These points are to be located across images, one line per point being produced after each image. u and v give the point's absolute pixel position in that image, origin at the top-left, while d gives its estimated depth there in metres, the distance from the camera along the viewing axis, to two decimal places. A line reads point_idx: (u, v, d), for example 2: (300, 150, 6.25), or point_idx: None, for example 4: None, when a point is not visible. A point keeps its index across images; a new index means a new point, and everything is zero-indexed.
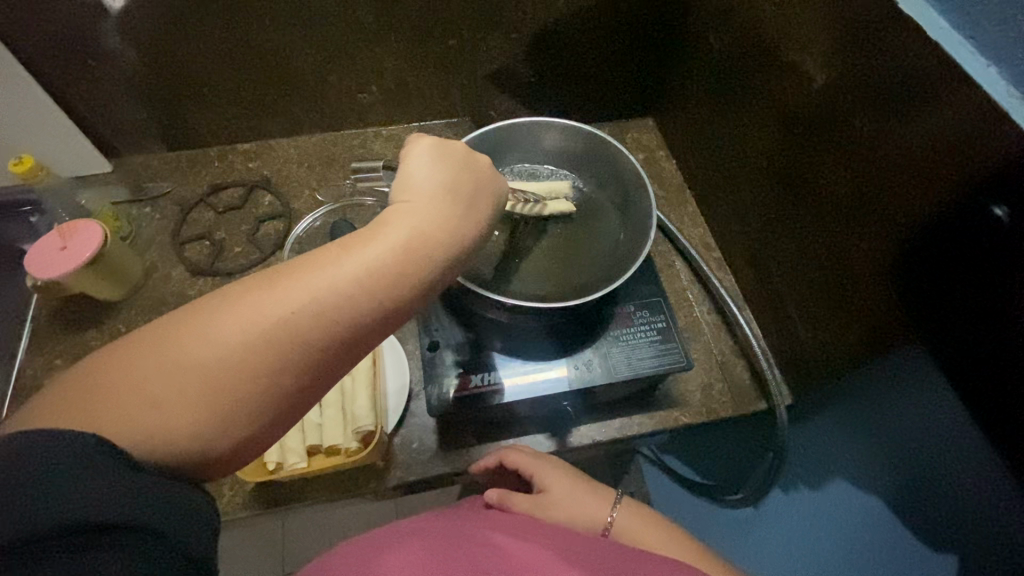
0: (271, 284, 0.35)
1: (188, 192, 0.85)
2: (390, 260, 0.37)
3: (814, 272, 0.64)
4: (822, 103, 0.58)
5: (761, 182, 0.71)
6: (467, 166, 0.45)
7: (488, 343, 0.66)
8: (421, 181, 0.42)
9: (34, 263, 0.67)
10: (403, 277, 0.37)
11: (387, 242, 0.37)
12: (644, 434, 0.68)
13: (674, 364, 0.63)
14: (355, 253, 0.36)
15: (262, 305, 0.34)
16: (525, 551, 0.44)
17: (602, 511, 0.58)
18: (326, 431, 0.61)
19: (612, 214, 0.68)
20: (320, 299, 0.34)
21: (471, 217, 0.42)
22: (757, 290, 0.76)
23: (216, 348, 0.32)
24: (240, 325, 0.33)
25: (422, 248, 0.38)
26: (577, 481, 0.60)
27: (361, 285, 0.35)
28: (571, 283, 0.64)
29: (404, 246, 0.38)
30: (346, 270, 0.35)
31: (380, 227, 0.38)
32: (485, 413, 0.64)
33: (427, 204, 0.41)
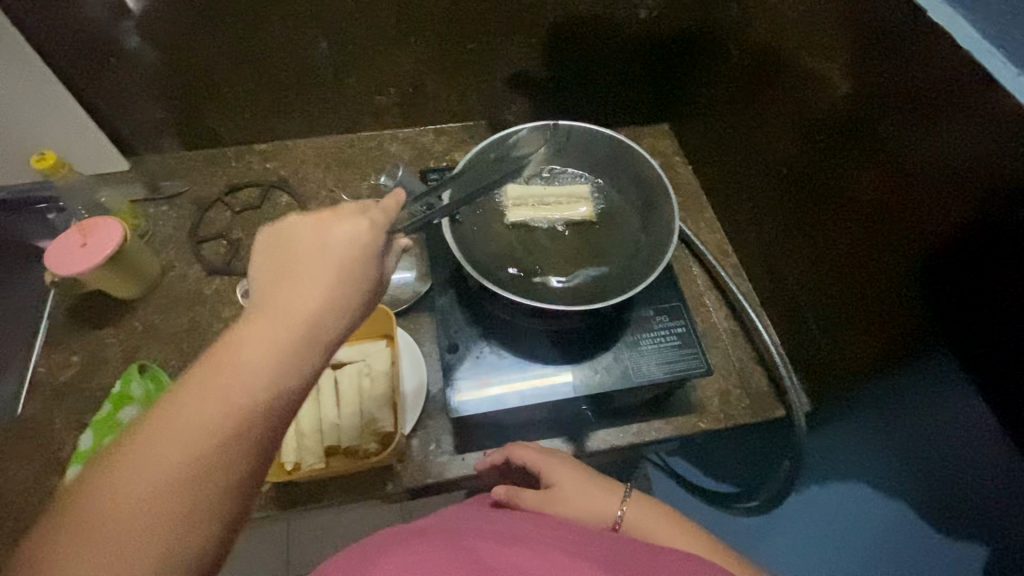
0: (160, 420, 0.31)
1: (205, 191, 0.85)
2: (285, 338, 0.35)
3: (834, 280, 0.64)
4: (845, 111, 0.58)
5: (781, 189, 0.71)
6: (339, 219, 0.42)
7: (506, 346, 0.66)
8: (302, 236, 0.41)
9: (53, 260, 0.66)
10: (300, 347, 0.36)
11: (267, 317, 0.36)
12: (661, 439, 0.68)
13: (693, 369, 0.63)
14: (242, 351, 0.34)
15: (170, 433, 0.31)
16: (526, 553, 0.42)
17: (612, 504, 0.57)
18: (344, 432, 0.62)
19: (632, 217, 0.67)
20: (218, 413, 0.32)
21: (362, 260, 0.41)
22: (775, 295, 0.76)
23: (140, 485, 0.29)
24: (156, 461, 0.30)
25: (309, 308, 0.38)
26: (586, 477, 0.59)
27: (262, 379, 0.34)
28: (592, 287, 0.64)
29: (289, 319, 0.36)
30: (239, 374, 0.33)
31: (263, 314, 0.36)
32: (503, 415, 0.64)
33: (313, 262, 0.40)
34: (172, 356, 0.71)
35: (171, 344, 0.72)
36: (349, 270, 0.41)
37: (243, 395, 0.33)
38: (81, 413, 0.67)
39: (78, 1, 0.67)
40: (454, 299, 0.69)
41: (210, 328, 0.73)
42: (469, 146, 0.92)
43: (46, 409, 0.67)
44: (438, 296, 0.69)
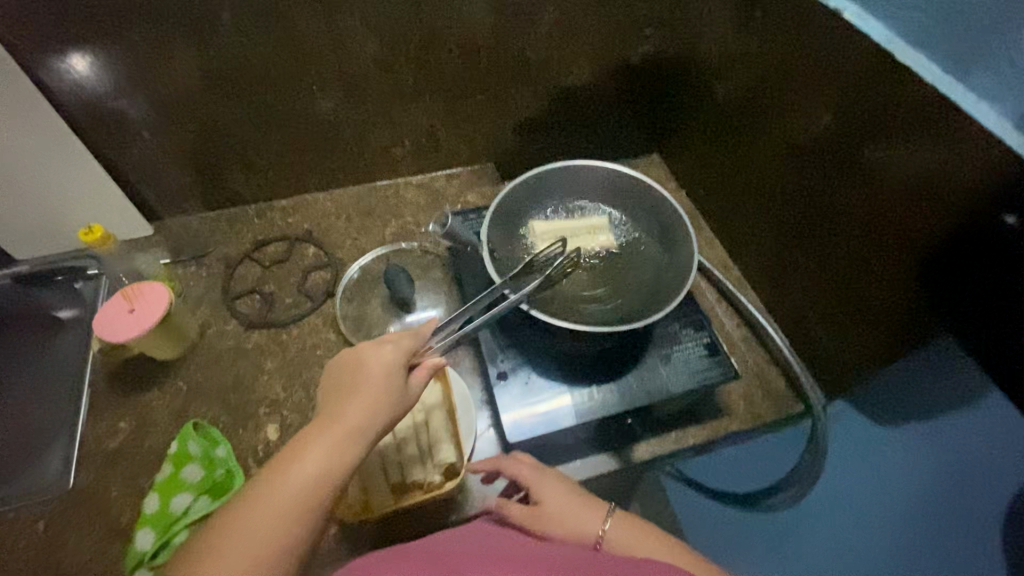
0: (236, 516, 0.43)
1: (233, 248, 0.88)
2: (333, 443, 0.47)
3: (833, 287, 0.72)
4: (829, 142, 0.67)
5: (776, 208, 0.79)
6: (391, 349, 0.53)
7: (550, 369, 0.70)
8: (363, 358, 0.53)
9: (100, 325, 0.68)
10: (339, 455, 0.47)
11: (321, 431, 0.47)
12: (698, 444, 0.73)
13: (723, 376, 0.69)
14: (295, 462, 0.45)
15: (242, 526, 0.42)
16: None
17: (594, 523, 0.57)
18: (408, 468, 0.65)
19: (653, 244, 0.73)
20: (276, 512, 0.43)
21: (396, 382, 0.52)
22: (780, 301, 0.83)
23: (220, 564, 0.41)
24: (233, 546, 0.42)
25: (350, 423, 0.48)
26: (572, 493, 0.60)
27: (315, 480, 0.45)
28: (624, 308, 0.69)
29: (333, 435, 0.47)
30: (299, 477, 0.45)
31: (326, 422, 0.48)
32: (554, 436, 0.68)
33: (360, 381, 0.51)
34: (220, 413, 0.72)
35: (217, 401, 0.73)
36: (389, 391, 0.51)
37: (300, 482, 0.44)
38: (135, 478, 0.68)
39: (115, 82, 0.72)
40: (495, 330, 0.72)
41: (255, 381, 0.75)
42: (480, 187, 0.98)
43: (100, 478, 0.68)
44: (478, 330, 0.73)
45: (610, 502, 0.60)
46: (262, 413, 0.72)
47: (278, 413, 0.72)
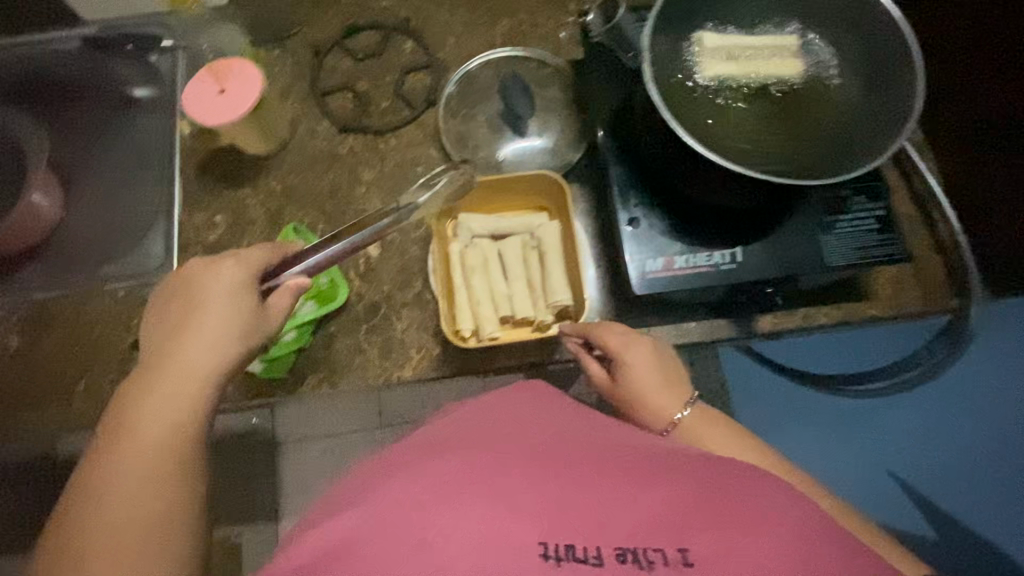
0: (94, 489, 0.41)
1: (319, 33, 0.75)
2: (176, 384, 0.45)
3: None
4: None
5: (1022, 67, 0.58)
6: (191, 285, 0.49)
7: (692, 221, 0.60)
8: (175, 292, 0.49)
9: (191, 106, 0.61)
10: (190, 392, 0.45)
11: (157, 382, 0.45)
12: (828, 324, 0.66)
13: (889, 256, 0.59)
14: (143, 420, 0.43)
15: (107, 503, 0.40)
16: (567, 484, 0.36)
17: (670, 407, 0.53)
18: (518, 304, 0.62)
19: (851, 80, 0.56)
20: (136, 478, 0.41)
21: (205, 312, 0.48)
22: (968, 175, 0.68)
23: (93, 545, 0.39)
24: (102, 522, 0.40)
25: (196, 359, 0.46)
26: (661, 370, 0.55)
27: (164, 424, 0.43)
28: (804, 157, 0.55)
29: (180, 375, 0.45)
30: (146, 427, 0.43)
31: (161, 371, 0.45)
32: (676, 295, 0.61)
33: (186, 319, 0.48)
34: (318, 220, 0.68)
35: (314, 207, 0.68)
36: (222, 320, 0.48)
37: (151, 428, 0.43)
38: None
39: None
40: (629, 168, 0.61)
41: (353, 192, 0.69)
42: None
43: None
44: (609, 165, 0.62)
45: (695, 391, 0.56)
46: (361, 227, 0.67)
47: None
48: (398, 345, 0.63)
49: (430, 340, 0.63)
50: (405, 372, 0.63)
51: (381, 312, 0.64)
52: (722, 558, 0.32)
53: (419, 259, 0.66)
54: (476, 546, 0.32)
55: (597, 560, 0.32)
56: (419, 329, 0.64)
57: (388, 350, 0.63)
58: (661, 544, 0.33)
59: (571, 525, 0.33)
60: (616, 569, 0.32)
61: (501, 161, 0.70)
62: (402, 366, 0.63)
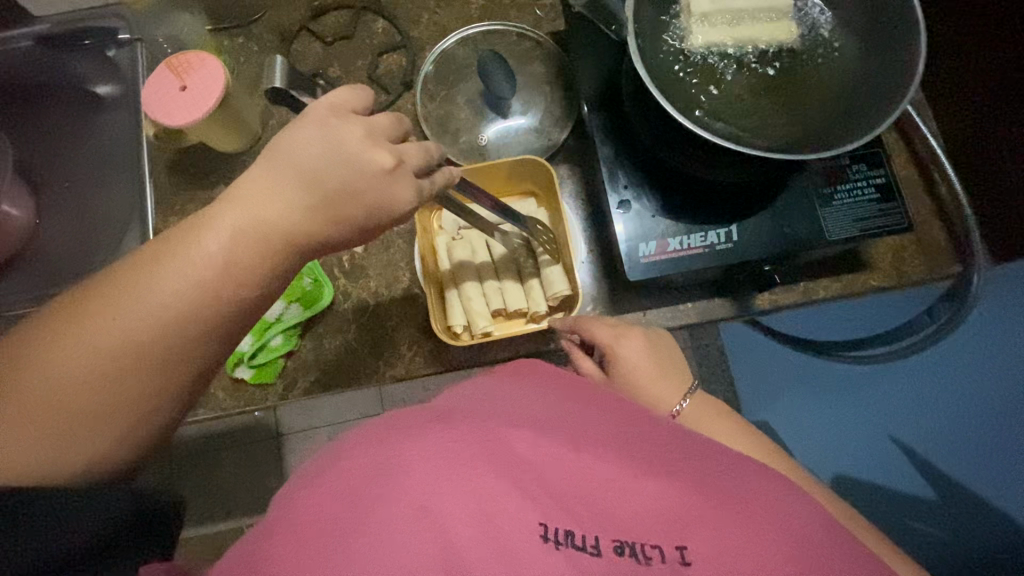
0: (122, 306, 0.33)
1: (284, 16, 0.71)
2: (253, 232, 0.35)
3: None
4: None
5: None
6: (361, 139, 0.37)
7: (682, 202, 0.58)
8: (343, 160, 0.37)
9: (150, 104, 0.57)
10: (248, 261, 0.35)
11: (224, 222, 0.35)
12: (828, 297, 0.64)
13: (891, 226, 0.57)
14: (205, 256, 0.34)
15: (120, 326, 0.33)
16: (571, 459, 0.34)
17: (673, 396, 0.51)
18: (509, 297, 0.60)
19: (851, 42, 0.53)
20: (160, 327, 0.33)
21: (342, 186, 0.37)
22: (972, 137, 0.64)
23: (91, 373, 0.32)
24: (86, 357, 0.32)
25: (284, 220, 0.36)
26: (657, 359, 0.54)
27: (219, 276, 0.34)
28: (799, 127, 0.52)
29: (257, 224, 0.35)
30: (205, 266, 0.34)
31: (252, 198, 0.35)
32: (669, 277, 0.60)
33: (320, 174, 0.36)
34: None
35: None
36: (351, 220, 0.38)
37: (205, 277, 0.34)
38: None
39: None
40: (616, 149, 0.59)
41: None
42: None
43: None
44: (596, 147, 0.60)
45: (692, 378, 0.55)
46: None
47: None
48: (388, 343, 0.62)
49: (421, 335, 0.62)
50: (397, 370, 0.61)
51: (370, 311, 0.63)
52: (720, 559, 0.30)
53: (405, 253, 0.64)
54: (474, 516, 0.29)
55: (595, 549, 0.30)
56: (409, 325, 0.62)
57: (378, 348, 0.62)
58: (659, 542, 0.31)
59: (570, 511, 0.31)
60: (614, 561, 0.30)
61: (484, 145, 0.67)
62: (394, 364, 0.61)
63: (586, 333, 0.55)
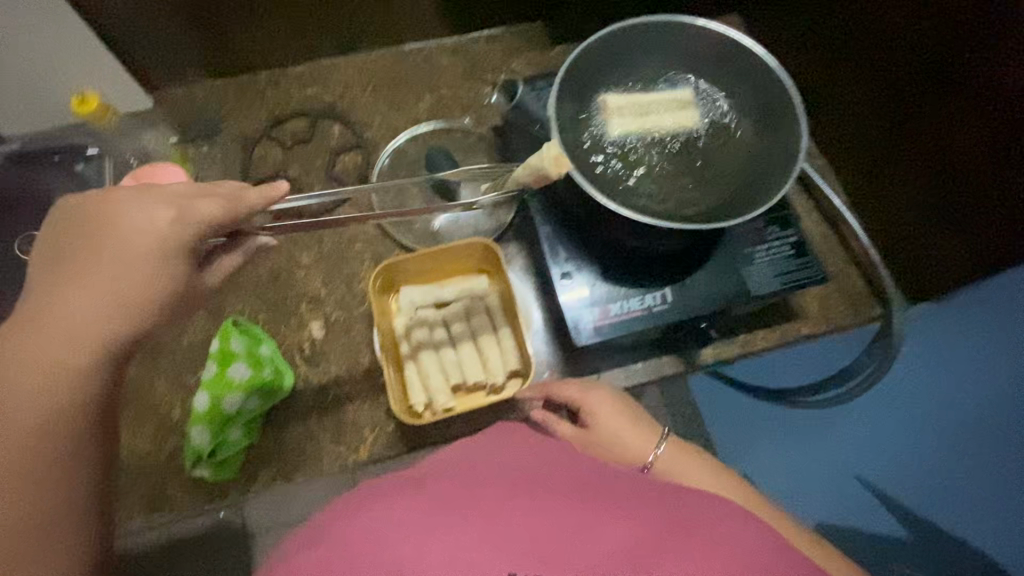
0: None
1: (246, 125, 0.77)
2: (68, 331, 0.32)
3: (978, 120, 0.55)
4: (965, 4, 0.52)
5: (895, 99, 0.64)
6: (110, 210, 0.35)
7: (618, 269, 0.63)
8: (111, 232, 0.35)
9: None
10: (71, 365, 0.32)
11: (37, 336, 0.32)
12: (767, 347, 0.71)
13: (809, 278, 0.63)
14: (22, 375, 0.31)
15: None
16: (536, 501, 0.32)
17: (645, 448, 0.53)
18: (467, 371, 0.62)
19: (747, 125, 0.61)
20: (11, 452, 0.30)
21: (122, 249, 0.35)
22: (871, 194, 0.72)
23: None
24: None
25: (105, 306, 0.34)
26: (623, 412, 0.56)
27: (48, 378, 0.31)
28: (709, 201, 0.59)
29: (74, 324, 0.33)
30: (28, 379, 0.31)
31: (47, 311, 0.33)
32: (617, 340, 0.63)
33: (102, 255, 0.34)
34: (259, 308, 0.67)
35: (254, 297, 0.68)
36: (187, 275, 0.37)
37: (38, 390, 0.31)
38: (181, 375, 0.65)
39: None
40: (556, 226, 0.64)
41: (293, 276, 0.68)
42: (526, 52, 0.82)
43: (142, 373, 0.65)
44: (538, 225, 0.65)
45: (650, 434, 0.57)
46: (304, 310, 0.67)
47: (321, 311, 0.67)
48: (351, 427, 0.63)
49: (382, 417, 0.63)
50: (361, 454, 0.62)
51: (332, 396, 0.64)
52: None
53: (364, 335, 0.66)
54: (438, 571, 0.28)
55: None
56: (370, 408, 0.63)
57: (341, 433, 0.63)
58: None
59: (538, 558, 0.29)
60: None
61: (437, 229, 0.72)
62: (358, 448, 0.62)
63: (560, 396, 0.58)
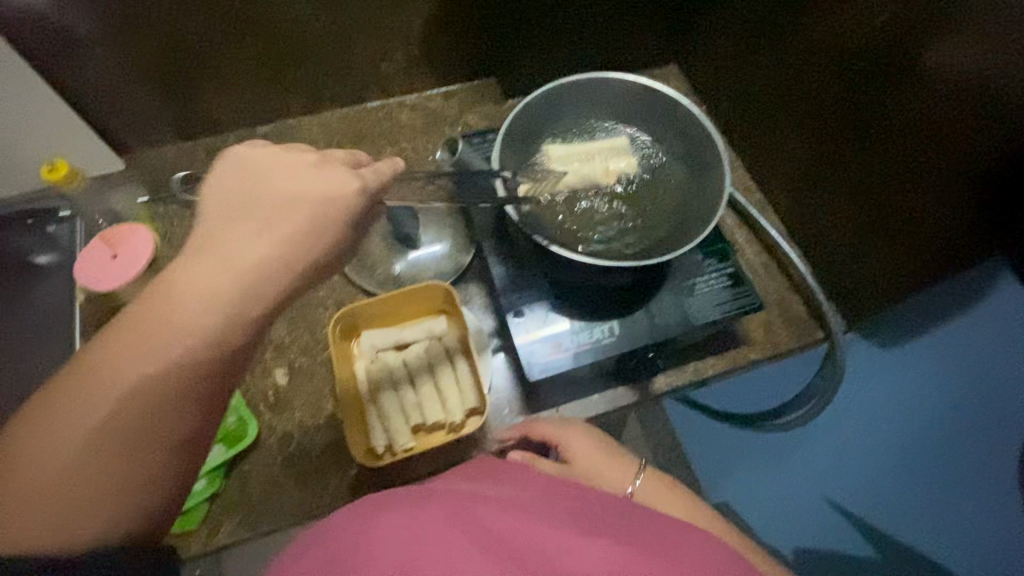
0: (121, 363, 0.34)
1: None
2: (235, 269, 0.37)
3: (855, 156, 0.65)
4: (875, 55, 0.59)
5: (817, 139, 0.70)
6: (296, 168, 0.42)
7: (566, 306, 0.66)
8: (294, 180, 0.41)
9: (82, 271, 0.63)
10: (234, 307, 0.37)
11: (212, 268, 0.37)
12: (717, 374, 0.72)
13: (746, 305, 0.67)
14: (188, 299, 0.36)
15: (125, 380, 0.34)
16: (529, 526, 0.37)
17: (623, 481, 0.57)
18: (426, 411, 0.64)
19: (678, 167, 0.67)
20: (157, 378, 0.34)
21: (297, 203, 0.40)
22: (802, 224, 0.77)
23: (101, 440, 0.33)
24: (84, 425, 0.33)
25: (268, 256, 0.38)
26: (599, 448, 0.59)
27: (210, 310, 0.36)
28: (646, 239, 0.64)
29: (242, 262, 0.38)
30: (196, 302, 0.36)
31: (228, 241, 0.38)
32: (569, 372, 0.66)
33: (279, 203, 0.40)
34: None
35: None
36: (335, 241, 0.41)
37: (202, 317, 0.36)
38: None
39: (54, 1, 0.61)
40: (508, 266, 0.68)
41: None
42: (480, 107, 0.88)
43: None
44: (491, 267, 0.69)
45: (604, 465, 0.58)
46: (268, 357, 0.69)
47: (285, 357, 0.69)
48: (313, 472, 0.64)
49: (345, 461, 0.64)
50: (323, 499, 0.63)
51: (294, 441, 0.65)
52: None
53: (327, 379, 0.68)
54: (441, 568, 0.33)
55: None
56: (332, 452, 0.65)
57: (304, 479, 0.64)
58: None
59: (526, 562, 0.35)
60: None
61: (398, 273, 0.76)
62: (320, 493, 0.63)
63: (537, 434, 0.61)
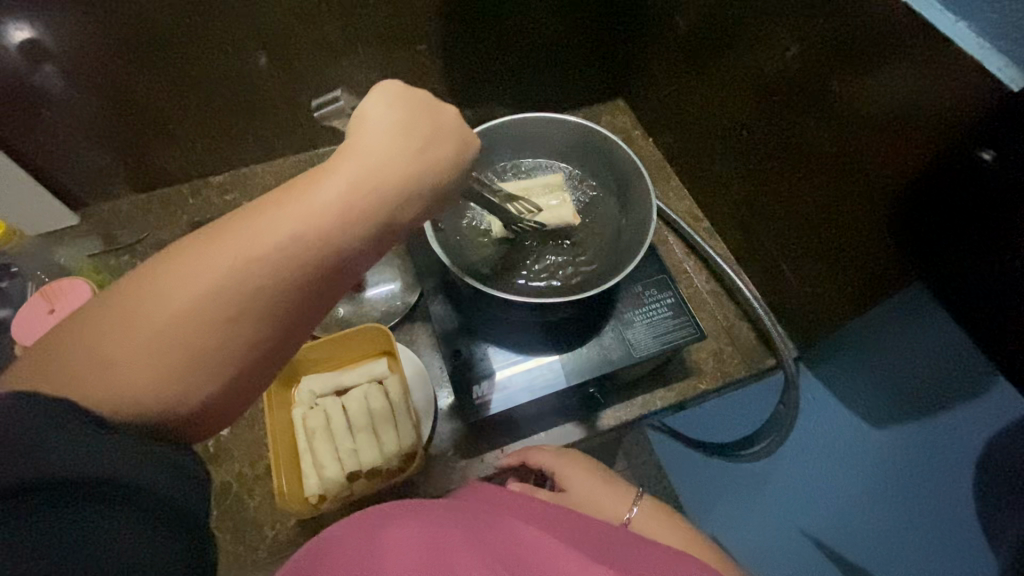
0: (234, 241, 0.35)
1: (167, 233, 0.83)
2: (347, 181, 0.39)
3: (799, 195, 0.64)
4: (792, 89, 0.60)
5: (752, 168, 0.70)
6: (423, 111, 0.44)
7: (506, 343, 0.66)
8: (421, 117, 0.44)
9: (18, 329, 0.64)
10: (347, 216, 0.38)
11: (331, 178, 0.39)
12: (666, 407, 0.71)
13: (688, 335, 0.66)
14: (304, 200, 0.37)
15: (227, 264, 0.34)
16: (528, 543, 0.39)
17: (622, 505, 0.58)
18: (362, 455, 0.62)
19: (610, 201, 0.68)
20: (262, 264, 0.35)
21: (410, 139, 0.42)
22: (749, 250, 0.77)
23: (199, 311, 0.33)
24: (192, 289, 0.33)
25: (382, 179, 0.40)
26: (588, 480, 0.60)
27: (328, 213, 0.37)
28: (581, 273, 0.64)
29: (357, 177, 0.39)
30: (319, 200, 0.37)
31: (343, 158, 0.40)
32: (511, 412, 0.65)
33: (403, 136, 0.42)
34: None
35: None
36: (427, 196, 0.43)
37: (305, 228, 0.36)
38: None
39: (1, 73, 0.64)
40: (448, 304, 0.68)
41: None
42: None
43: None
44: (431, 305, 0.68)
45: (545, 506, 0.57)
46: None
47: None
48: (251, 525, 0.62)
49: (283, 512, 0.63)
50: (260, 553, 0.61)
51: (233, 492, 0.64)
52: None
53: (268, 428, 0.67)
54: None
55: None
56: (270, 504, 0.63)
57: (241, 532, 0.62)
58: None
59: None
60: None
61: (343, 315, 0.75)
62: (257, 546, 0.61)
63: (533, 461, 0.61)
